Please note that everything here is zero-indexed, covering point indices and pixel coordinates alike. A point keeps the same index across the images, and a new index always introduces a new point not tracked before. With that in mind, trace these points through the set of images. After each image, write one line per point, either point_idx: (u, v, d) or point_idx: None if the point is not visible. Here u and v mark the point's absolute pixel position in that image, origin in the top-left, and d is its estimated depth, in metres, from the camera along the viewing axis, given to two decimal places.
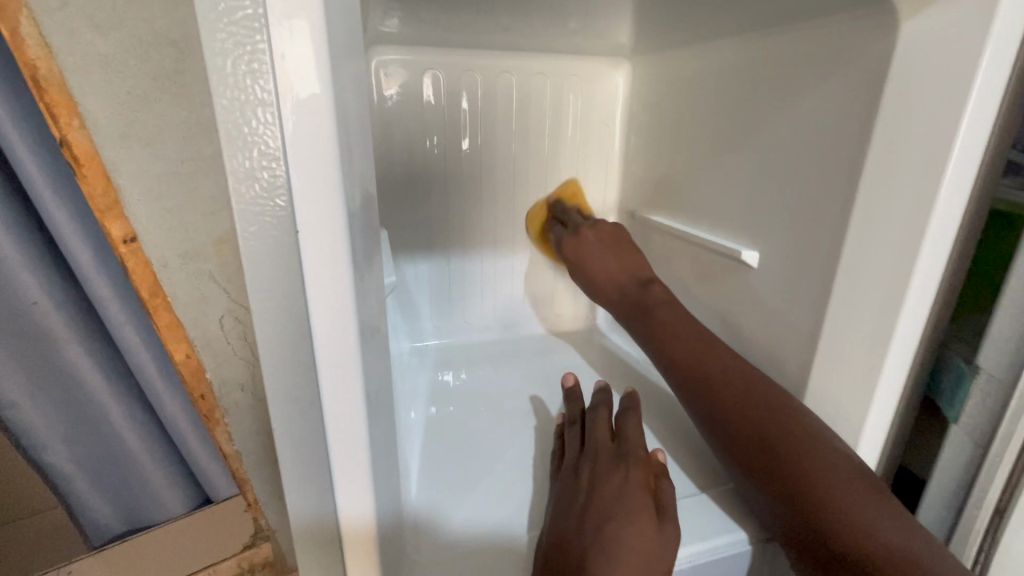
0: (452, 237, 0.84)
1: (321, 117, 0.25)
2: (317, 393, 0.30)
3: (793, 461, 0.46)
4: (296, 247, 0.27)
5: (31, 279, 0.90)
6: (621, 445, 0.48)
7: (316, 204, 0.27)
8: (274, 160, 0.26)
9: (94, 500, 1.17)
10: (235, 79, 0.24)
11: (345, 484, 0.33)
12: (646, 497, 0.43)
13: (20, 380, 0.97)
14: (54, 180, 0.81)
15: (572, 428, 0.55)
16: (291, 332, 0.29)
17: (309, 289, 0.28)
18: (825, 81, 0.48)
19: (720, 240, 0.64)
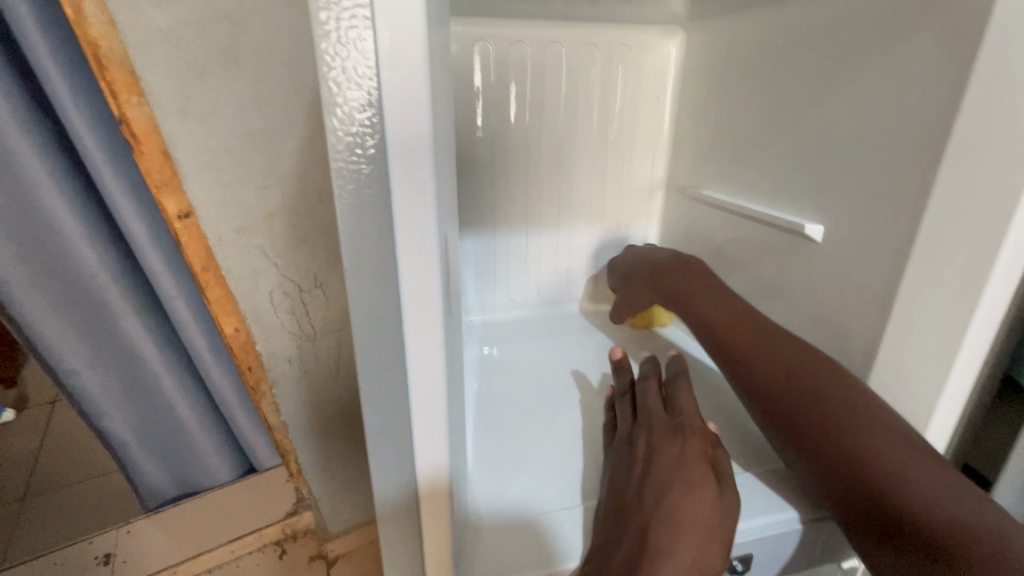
0: (494, 213, 0.84)
1: (416, 77, 0.26)
2: (400, 355, 0.31)
3: (849, 432, 0.46)
4: (386, 209, 0.28)
5: (90, 254, 0.94)
6: (676, 416, 0.47)
7: (408, 168, 0.27)
8: (371, 117, 0.26)
9: (150, 465, 1.24)
10: (335, 33, 0.24)
11: (419, 446, 0.34)
12: (706, 467, 0.43)
13: (83, 349, 1.02)
14: (111, 157, 0.83)
15: (623, 400, 0.54)
16: (375, 294, 0.29)
17: (400, 251, 0.28)
18: (908, 42, 0.46)
19: (779, 213, 0.62)
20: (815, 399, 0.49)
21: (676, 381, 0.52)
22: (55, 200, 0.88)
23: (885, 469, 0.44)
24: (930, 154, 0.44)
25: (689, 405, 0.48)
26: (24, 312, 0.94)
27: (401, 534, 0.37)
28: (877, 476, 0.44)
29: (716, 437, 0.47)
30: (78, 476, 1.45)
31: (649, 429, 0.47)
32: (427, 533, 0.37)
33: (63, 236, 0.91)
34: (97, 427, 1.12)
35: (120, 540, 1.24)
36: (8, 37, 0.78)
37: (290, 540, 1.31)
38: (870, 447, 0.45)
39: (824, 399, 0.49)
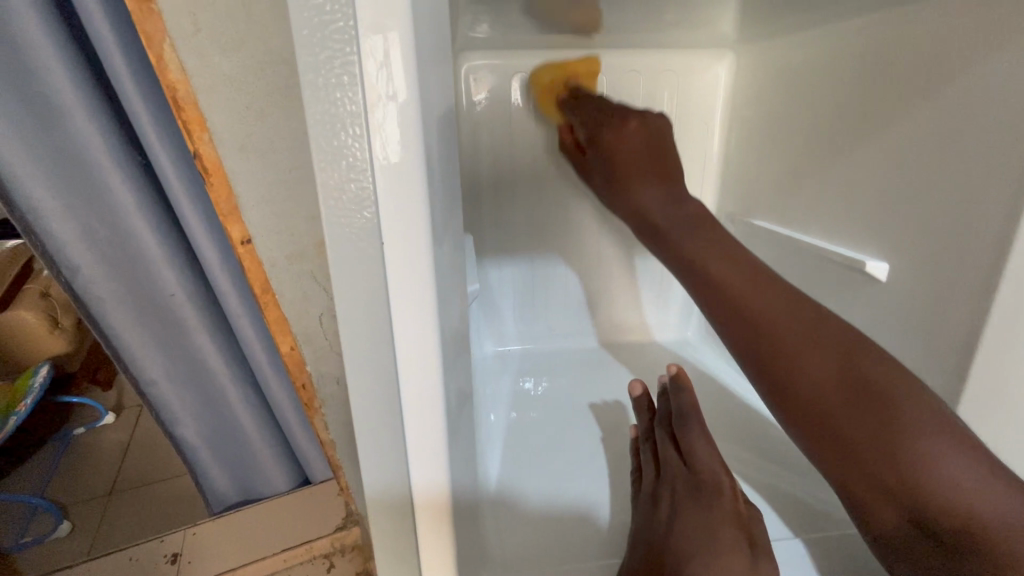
0: (535, 241, 0.84)
1: (412, 128, 0.26)
2: (405, 401, 0.32)
3: (875, 420, 0.44)
4: (378, 254, 0.28)
5: (170, 275, 1.03)
6: (698, 471, 0.43)
7: (402, 216, 0.28)
8: (362, 171, 0.26)
9: (216, 472, 1.32)
10: (326, 92, 0.25)
11: (421, 488, 0.34)
12: (737, 531, 0.39)
13: (161, 361, 1.12)
14: (188, 187, 0.91)
15: (645, 446, 0.51)
16: (379, 339, 0.30)
17: (393, 295, 0.29)
18: (986, 65, 0.41)
19: (834, 247, 0.58)
20: (841, 391, 0.46)
21: (684, 424, 0.47)
22: (142, 226, 0.97)
23: (909, 449, 0.42)
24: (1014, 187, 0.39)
25: (706, 454, 0.44)
26: (112, 326, 1.04)
27: None
28: (902, 456, 0.42)
29: (741, 491, 0.43)
30: (155, 476, 1.58)
31: (671, 488, 0.44)
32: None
33: (148, 258, 1.00)
34: (172, 432, 1.21)
35: (187, 541, 1.33)
36: (106, 81, 0.87)
37: (339, 555, 1.34)
38: (899, 424, 0.42)
39: (849, 380, 0.45)
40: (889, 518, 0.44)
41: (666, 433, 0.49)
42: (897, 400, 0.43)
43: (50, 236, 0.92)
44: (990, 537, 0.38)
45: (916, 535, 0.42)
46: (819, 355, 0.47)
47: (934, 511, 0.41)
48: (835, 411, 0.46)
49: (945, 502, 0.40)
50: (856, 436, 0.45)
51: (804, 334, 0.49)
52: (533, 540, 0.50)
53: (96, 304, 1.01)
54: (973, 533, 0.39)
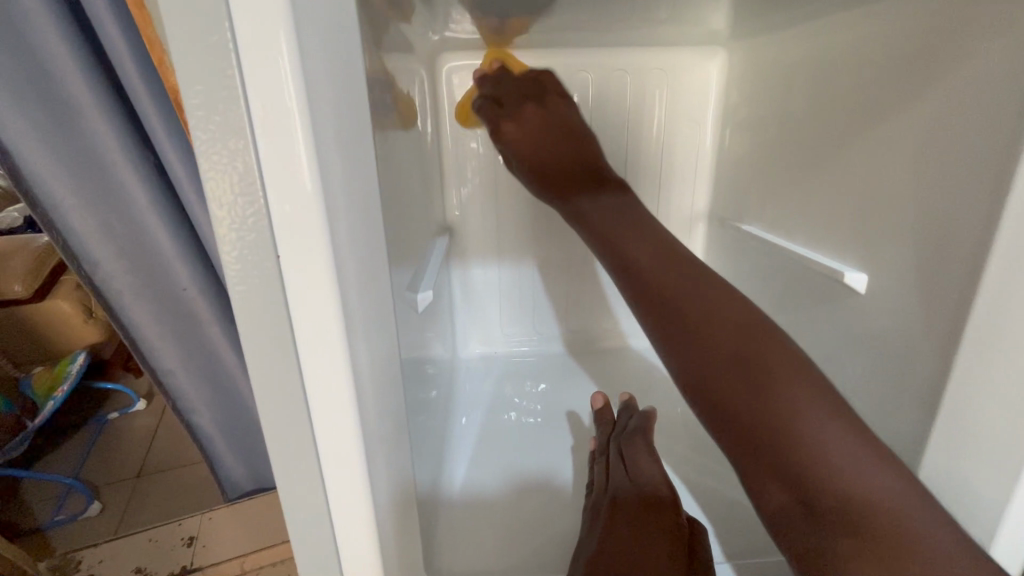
0: (523, 243, 0.83)
1: (303, 159, 0.28)
2: (336, 407, 0.33)
3: (767, 398, 0.44)
4: (275, 270, 0.29)
5: (182, 270, 1.07)
6: (637, 480, 0.44)
7: (296, 230, 0.29)
8: (256, 186, 0.28)
9: (229, 462, 1.36)
10: (211, 112, 0.26)
11: (345, 490, 0.35)
12: (678, 539, 0.39)
13: (175, 353, 1.16)
14: (196, 186, 0.94)
15: (597, 460, 0.51)
16: (287, 352, 0.31)
17: (291, 305, 0.30)
18: (965, 67, 0.39)
19: (817, 256, 0.56)
20: (732, 363, 0.46)
21: (629, 438, 0.49)
22: (155, 224, 1.01)
23: (803, 430, 0.42)
24: (992, 204, 0.37)
25: (647, 468, 0.45)
26: (131, 319, 1.09)
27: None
28: (805, 440, 0.42)
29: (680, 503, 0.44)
30: (175, 460, 1.65)
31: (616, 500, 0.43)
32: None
33: (161, 254, 1.04)
34: (188, 421, 1.26)
35: (202, 525, 1.39)
36: (120, 83, 0.91)
37: None
38: (795, 403, 0.43)
39: (738, 347, 0.46)
40: (777, 497, 0.44)
41: (612, 449, 0.50)
42: (797, 380, 0.44)
43: (71, 232, 0.97)
44: (872, 519, 0.39)
45: (801, 513, 0.42)
46: (731, 341, 0.47)
47: (818, 484, 0.41)
48: (728, 386, 0.46)
49: (830, 482, 0.41)
50: (747, 406, 0.45)
51: (722, 319, 0.48)
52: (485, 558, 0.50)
53: (116, 298, 1.06)
54: (854, 514, 0.39)
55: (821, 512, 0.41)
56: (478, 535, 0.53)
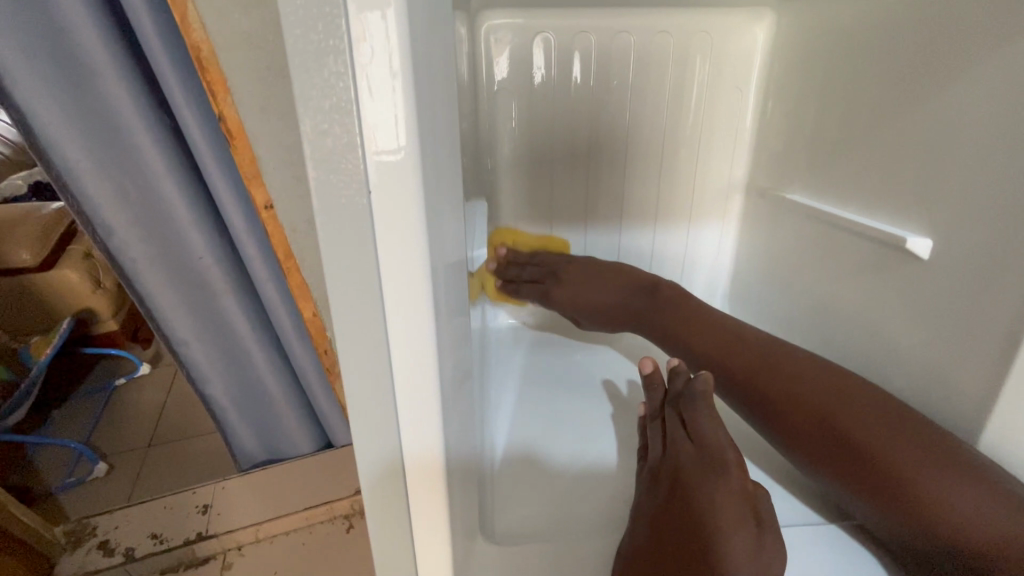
0: (554, 213, 0.82)
1: (402, 83, 0.27)
2: (407, 355, 0.33)
3: (847, 451, 0.49)
4: (366, 205, 0.29)
5: (199, 239, 1.05)
6: (703, 447, 0.44)
7: (391, 186, 0.29)
8: (356, 142, 0.27)
9: (245, 432, 1.37)
10: (315, 67, 0.25)
11: (415, 442, 0.35)
12: (744, 507, 0.39)
13: (191, 323, 1.15)
14: (215, 150, 0.92)
15: (653, 425, 0.51)
16: (368, 290, 0.31)
17: (381, 259, 0.30)
18: None
19: (874, 224, 0.54)
20: (808, 421, 0.52)
21: (689, 402, 0.48)
22: (172, 190, 0.99)
23: (882, 465, 0.46)
24: None
25: (714, 436, 0.44)
26: (147, 287, 1.08)
27: (406, 536, 0.38)
28: (888, 474, 0.46)
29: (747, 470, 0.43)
30: (189, 431, 1.66)
31: (682, 469, 0.43)
32: (430, 532, 0.38)
33: (177, 222, 1.03)
34: (201, 392, 1.26)
35: (217, 494, 1.40)
36: (136, 42, 0.88)
37: (358, 516, 1.40)
38: (869, 444, 0.48)
39: (809, 407, 0.53)
40: (899, 540, 0.47)
41: (674, 412, 0.49)
42: (866, 421, 0.49)
43: (86, 197, 0.95)
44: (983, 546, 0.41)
45: (923, 554, 0.45)
46: (811, 401, 0.53)
47: (925, 524, 0.44)
48: (813, 439, 0.52)
49: (933, 518, 0.43)
50: (835, 460, 0.50)
51: (795, 381, 0.55)
52: (533, 522, 0.50)
53: (131, 266, 1.05)
54: (966, 547, 0.42)
55: (939, 550, 0.43)
56: (523, 500, 0.53)
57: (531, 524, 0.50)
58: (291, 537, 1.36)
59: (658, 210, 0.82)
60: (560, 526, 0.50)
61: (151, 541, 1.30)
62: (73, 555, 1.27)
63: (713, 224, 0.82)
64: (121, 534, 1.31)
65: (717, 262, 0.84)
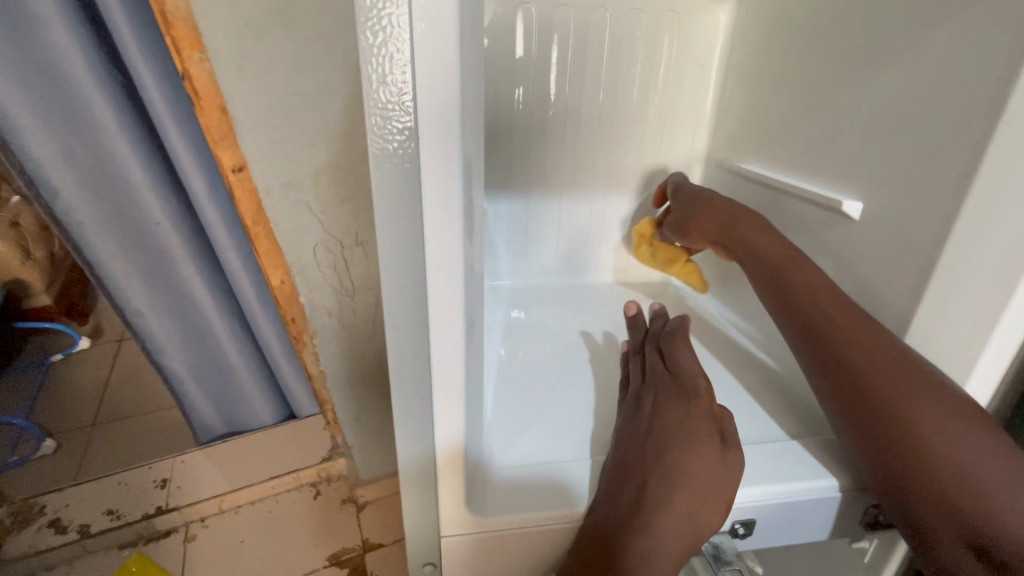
0: (529, 181, 0.86)
1: (451, 56, 0.33)
2: (436, 278, 0.39)
3: (933, 447, 0.46)
4: (416, 150, 0.35)
5: (155, 204, 1.01)
6: (681, 376, 0.50)
7: (435, 141, 0.35)
8: (410, 105, 0.34)
9: (204, 404, 1.35)
10: (382, 42, 0.32)
11: (443, 355, 0.42)
12: (711, 426, 0.47)
13: (146, 292, 1.11)
14: (175, 110, 0.89)
15: (634, 359, 0.57)
16: (414, 222, 0.37)
17: (426, 202, 0.36)
18: (957, 17, 0.45)
19: (814, 189, 0.62)
20: (905, 407, 0.48)
21: (670, 339, 0.55)
22: (125, 151, 0.95)
23: (930, 442, 0.46)
24: (980, 138, 0.43)
25: (687, 368, 0.50)
26: (97, 254, 1.03)
27: None
28: (932, 448, 0.46)
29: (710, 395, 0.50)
30: (141, 408, 1.61)
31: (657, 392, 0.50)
32: None
33: (131, 186, 0.98)
34: (157, 363, 1.22)
35: (175, 468, 1.37)
36: None
37: (325, 483, 1.41)
38: (924, 418, 0.47)
39: (907, 391, 0.48)
40: (947, 538, 0.46)
41: (656, 350, 0.55)
42: (967, 425, 0.46)
43: (27, 156, 0.89)
44: None
45: (978, 557, 0.45)
46: (913, 387, 0.48)
47: (993, 532, 0.44)
48: (859, 401, 0.51)
49: (1010, 532, 0.43)
50: (915, 454, 0.47)
51: (853, 341, 0.52)
52: (526, 451, 0.55)
53: (78, 231, 0.99)
54: None
55: (997, 556, 0.44)
56: (524, 436, 0.58)
57: (525, 452, 0.55)
58: (255, 506, 1.36)
59: (625, 180, 0.87)
60: (550, 451, 0.56)
61: (107, 517, 1.26)
62: (21, 535, 1.22)
63: None
64: (73, 513, 1.27)
65: None
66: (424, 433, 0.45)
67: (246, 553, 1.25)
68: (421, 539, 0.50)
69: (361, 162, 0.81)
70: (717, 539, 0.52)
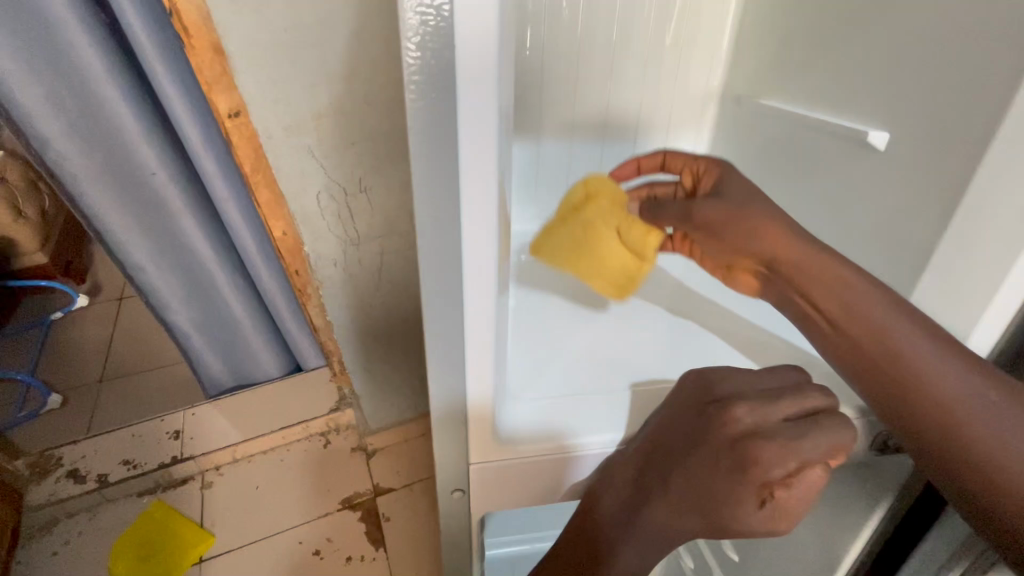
0: (538, 123, 0.83)
1: None
2: (462, 207, 0.38)
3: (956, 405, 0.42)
4: (450, 57, 0.33)
5: (148, 151, 0.98)
6: (788, 444, 0.41)
7: (472, 52, 0.33)
8: (445, 9, 0.31)
9: (210, 356, 1.35)
10: None
11: (470, 289, 0.41)
12: (754, 491, 0.40)
13: (145, 244, 1.09)
14: (164, 49, 0.85)
15: (767, 380, 0.48)
16: (447, 145, 0.35)
17: (461, 121, 0.35)
18: None
19: (839, 121, 0.59)
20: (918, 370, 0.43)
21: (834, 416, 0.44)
22: (113, 95, 0.91)
23: (937, 414, 0.43)
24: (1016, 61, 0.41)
25: (811, 444, 0.42)
26: (92, 205, 1.01)
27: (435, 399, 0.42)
28: (936, 420, 0.43)
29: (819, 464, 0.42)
30: (150, 363, 1.62)
31: (762, 433, 0.42)
32: None
33: (122, 132, 0.95)
34: (162, 317, 1.21)
35: (187, 420, 1.40)
36: None
37: (334, 433, 1.44)
38: (935, 386, 0.43)
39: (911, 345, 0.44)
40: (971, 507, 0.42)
41: (808, 400, 0.45)
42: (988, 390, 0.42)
43: (13, 102, 0.86)
44: None
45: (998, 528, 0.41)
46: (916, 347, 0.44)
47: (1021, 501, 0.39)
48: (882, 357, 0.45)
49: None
50: (934, 410, 0.43)
51: (863, 305, 0.46)
52: (552, 379, 0.58)
53: (72, 182, 0.97)
54: None
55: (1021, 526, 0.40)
56: (546, 375, 0.58)
57: (551, 380, 0.58)
58: (268, 455, 1.39)
59: (638, 120, 0.85)
60: (575, 379, 0.58)
61: (124, 468, 1.30)
62: (43, 484, 1.26)
63: (687, 134, 0.87)
64: (91, 462, 1.30)
65: None
66: (446, 371, 0.45)
67: (261, 498, 1.30)
68: (446, 465, 0.51)
69: (363, 104, 0.78)
70: None
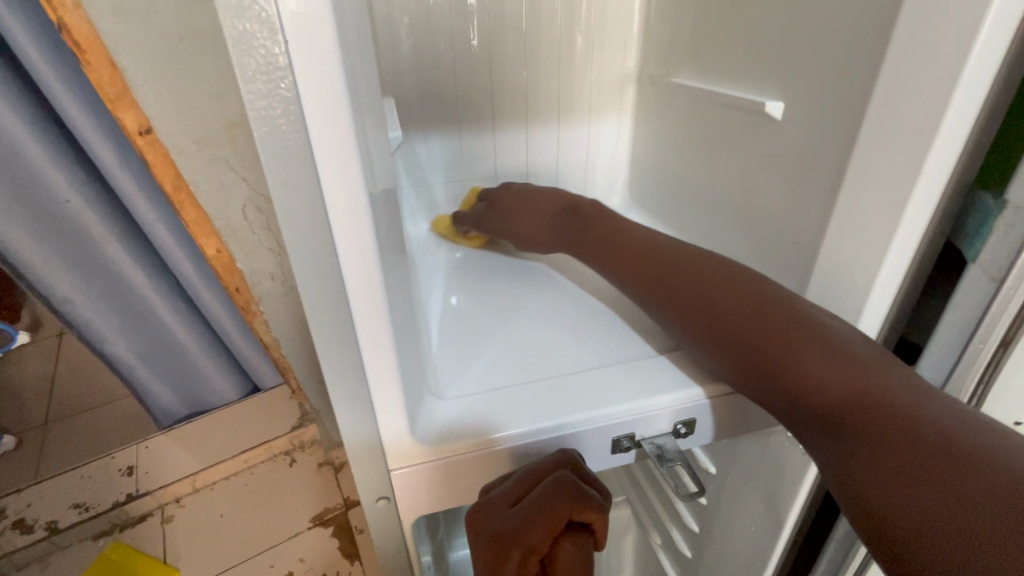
0: (461, 118, 0.83)
1: None
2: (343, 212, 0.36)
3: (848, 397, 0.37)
4: (284, 57, 0.28)
5: (59, 177, 0.93)
6: (508, 539, 0.41)
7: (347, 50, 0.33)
8: None
9: (159, 387, 1.29)
10: None
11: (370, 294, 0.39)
12: None
13: (70, 276, 1.03)
14: (61, 69, 0.81)
15: (519, 472, 0.44)
16: (301, 164, 0.30)
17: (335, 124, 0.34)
18: None
19: (739, 94, 0.60)
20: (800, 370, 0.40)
21: (555, 496, 0.41)
22: (12, 121, 0.86)
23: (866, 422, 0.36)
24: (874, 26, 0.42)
25: (530, 532, 0.41)
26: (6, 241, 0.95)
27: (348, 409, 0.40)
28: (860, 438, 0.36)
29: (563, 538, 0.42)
30: (98, 399, 1.55)
31: (493, 528, 0.42)
32: (386, 395, 0.41)
33: (28, 159, 0.89)
34: (101, 352, 1.15)
35: (140, 454, 1.34)
36: None
37: (298, 450, 1.40)
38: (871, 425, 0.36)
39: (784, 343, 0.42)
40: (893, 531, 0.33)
41: (539, 483, 0.42)
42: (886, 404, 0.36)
43: None
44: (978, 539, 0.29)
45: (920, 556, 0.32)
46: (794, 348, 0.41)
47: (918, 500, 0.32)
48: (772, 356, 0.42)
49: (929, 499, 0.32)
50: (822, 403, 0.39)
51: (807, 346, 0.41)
52: (484, 368, 0.52)
53: None
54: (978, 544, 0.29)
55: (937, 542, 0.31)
56: (472, 368, 0.53)
57: (483, 370, 0.52)
58: (230, 481, 1.34)
59: (559, 108, 0.85)
60: (511, 365, 0.53)
61: (74, 512, 1.22)
62: None
63: (611, 117, 0.88)
64: (38, 511, 1.22)
65: (614, 154, 0.90)
66: None
67: (226, 525, 1.25)
68: (370, 476, 0.44)
69: None
70: (662, 441, 0.49)
